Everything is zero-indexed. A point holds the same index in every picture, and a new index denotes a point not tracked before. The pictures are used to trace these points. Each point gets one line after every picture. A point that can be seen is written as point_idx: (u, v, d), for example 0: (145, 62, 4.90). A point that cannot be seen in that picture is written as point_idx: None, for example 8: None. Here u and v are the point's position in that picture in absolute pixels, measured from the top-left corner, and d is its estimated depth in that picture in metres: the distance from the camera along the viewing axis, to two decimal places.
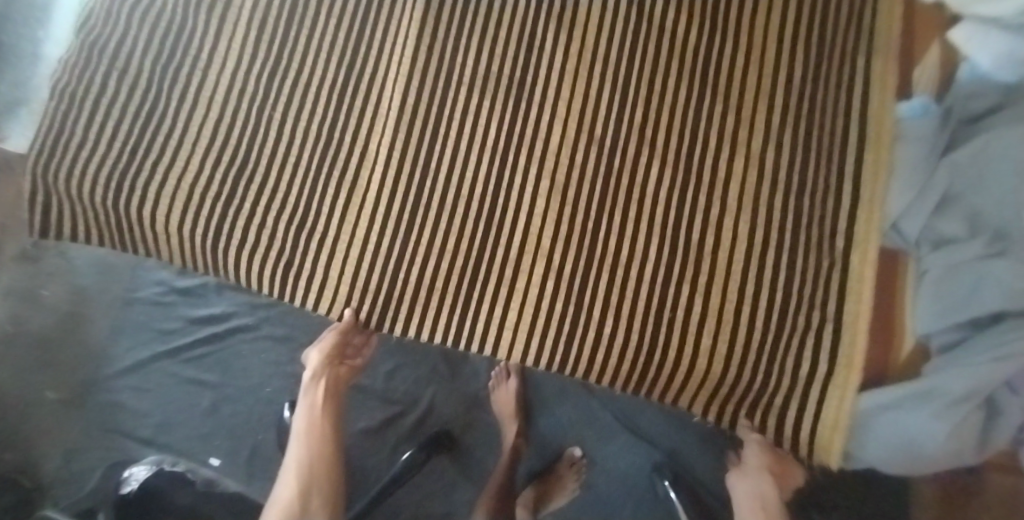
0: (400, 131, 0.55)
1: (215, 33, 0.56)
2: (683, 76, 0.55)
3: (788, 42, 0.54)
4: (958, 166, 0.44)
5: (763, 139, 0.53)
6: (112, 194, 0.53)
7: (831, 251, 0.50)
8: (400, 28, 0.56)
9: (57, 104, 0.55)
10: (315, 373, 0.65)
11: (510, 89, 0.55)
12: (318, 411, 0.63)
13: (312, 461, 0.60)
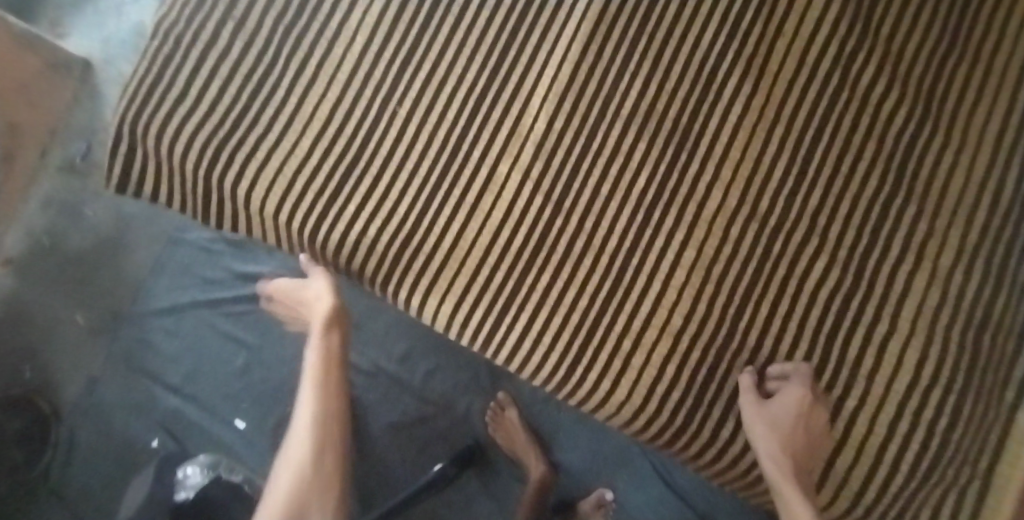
0: (534, 159, 0.48)
1: (347, 5, 0.49)
2: (882, 160, 0.45)
3: (1010, 149, 0.45)
4: None
5: (955, 257, 0.45)
6: (208, 167, 0.48)
7: (999, 401, 0.44)
8: (560, 37, 0.48)
9: (163, 52, 0.49)
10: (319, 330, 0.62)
11: (672, 137, 0.47)
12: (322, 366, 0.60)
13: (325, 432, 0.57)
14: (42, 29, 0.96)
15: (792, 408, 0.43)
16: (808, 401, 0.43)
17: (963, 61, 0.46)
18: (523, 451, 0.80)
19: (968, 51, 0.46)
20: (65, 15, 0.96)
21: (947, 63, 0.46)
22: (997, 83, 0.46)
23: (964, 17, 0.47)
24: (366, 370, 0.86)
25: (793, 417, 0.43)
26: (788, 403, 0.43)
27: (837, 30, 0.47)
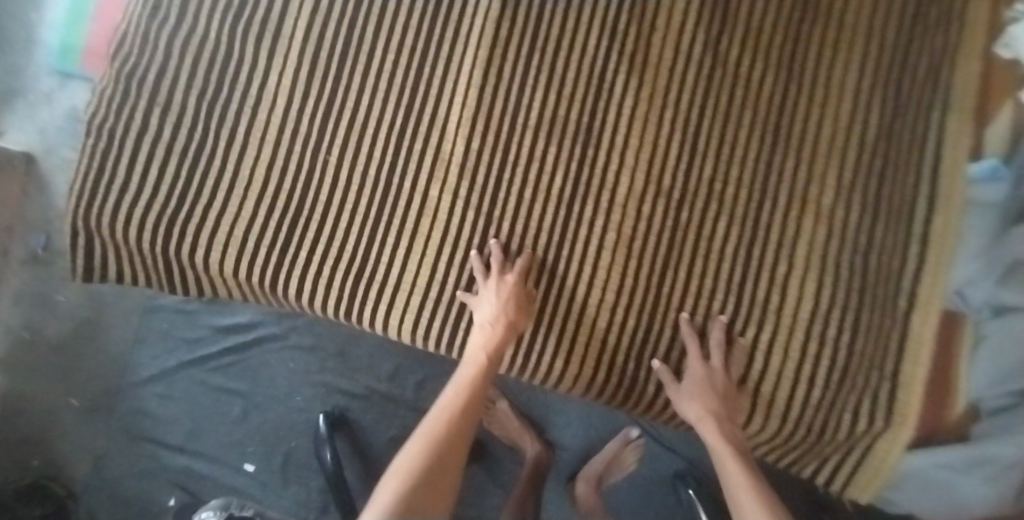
0: (458, 178, 0.53)
1: (263, 71, 0.53)
2: (757, 124, 0.52)
3: (863, 94, 0.52)
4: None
5: (833, 195, 0.51)
6: (164, 242, 0.52)
7: (894, 311, 0.50)
8: (462, 65, 0.53)
9: (100, 145, 0.52)
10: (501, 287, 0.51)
11: (578, 136, 0.53)
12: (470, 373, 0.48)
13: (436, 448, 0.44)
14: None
15: (698, 361, 0.49)
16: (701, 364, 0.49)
17: (815, 22, 0.52)
18: (518, 434, 0.86)
19: (819, 13, 0.52)
20: None
21: (803, 27, 0.52)
22: (846, 38, 0.52)
23: None
24: (359, 394, 0.89)
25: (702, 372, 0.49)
26: (694, 359, 0.50)
27: (703, 15, 0.52)
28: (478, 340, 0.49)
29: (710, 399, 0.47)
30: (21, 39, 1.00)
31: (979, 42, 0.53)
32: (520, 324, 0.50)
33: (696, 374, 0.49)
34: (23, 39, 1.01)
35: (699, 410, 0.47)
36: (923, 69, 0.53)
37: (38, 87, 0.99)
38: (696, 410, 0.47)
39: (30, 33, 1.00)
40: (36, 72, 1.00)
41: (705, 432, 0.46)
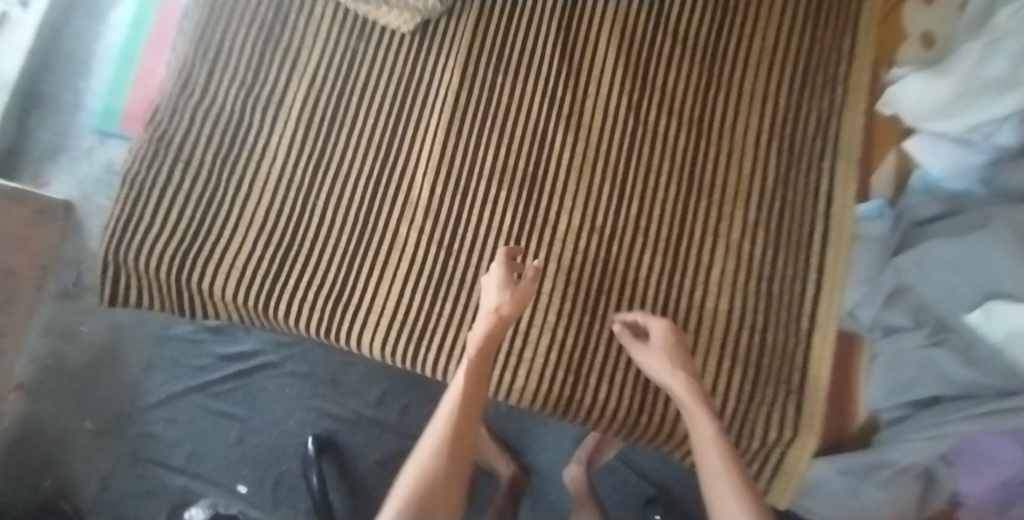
0: (424, 217, 0.63)
1: (267, 131, 0.65)
2: (672, 173, 0.62)
3: (762, 147, 0.62)
4: (908, 271, 0.52)
5: (741, 232, 0.60)
6: (174, 270, 0.61)
7: (797, 332, 0.58)
8: (429, 127, 0.65)
9: (127, 191, 0.63)
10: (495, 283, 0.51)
11: (524, 183, 0.63)
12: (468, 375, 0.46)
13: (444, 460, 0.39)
14: (24, 180, 1.14)
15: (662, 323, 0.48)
16: (668, 327, 0.47)
17: (719, 90, 0.63)
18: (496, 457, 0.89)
19: (722, 82, 0.64)
20: (43, 166, 1.15)
21: (708, 94, 0.63)
22: (745, 100, 0.63)
23: (714, 59, 0.64)
24: (347, 418, 0.96)
25: (668, 338, 0.47)
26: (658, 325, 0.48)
27: (625, 85, 0.64)
28: (473, 336, 0.49)
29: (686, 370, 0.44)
30: (71, 104, 1.17)
31: (862, 101, 0.63)
32: (510, 312, 0.49)
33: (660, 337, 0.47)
34: (72, 103, 1.17)
35: (679, 381, 0.43)
36: (814, 123, 0.62)
37: (81, 145, 1.15)
38: (668, 374, 0.44)
39: (78, 99, 1.17)
40: (81, 131, 1.16)
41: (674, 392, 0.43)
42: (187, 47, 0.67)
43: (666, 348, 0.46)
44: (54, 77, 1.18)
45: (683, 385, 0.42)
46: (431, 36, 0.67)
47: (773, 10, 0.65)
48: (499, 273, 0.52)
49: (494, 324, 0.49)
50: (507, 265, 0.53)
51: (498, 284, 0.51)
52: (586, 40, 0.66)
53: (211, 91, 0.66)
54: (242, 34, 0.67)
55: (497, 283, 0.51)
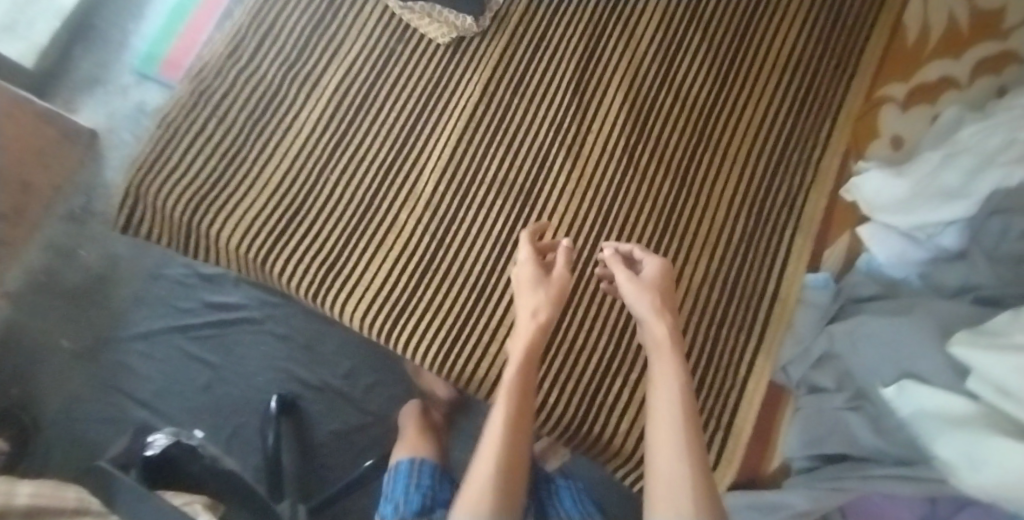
0: (423, 209, 0.69)
1: (298, 104, 0.71)
2: (652, 214, 0.69)
3: (735, 208, 0.69)
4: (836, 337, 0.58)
5: (703, 278, 0.67)
6: (189, 210, 0.66)
7: (734, 375, 0.65)
8: (445, 129, 0.72)
9: (163, 131, 0.69)
10: (537, 280, 0.54)
11: (518, 196, 0.70)
12: (515, 381, 0.47)
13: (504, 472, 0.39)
14: (55, 104, 1.19)
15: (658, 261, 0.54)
16: (664, 266, 0.54)
17: (707, 150, 0.71)
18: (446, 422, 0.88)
19: (712, 144, 0.71)
20: (78, 94, 1.20)
21: (697, 152, 0.71)
22: (727, 164, 0.71)
23: (708, 122, 0.72)
24: (313, 384, 1.01)
25: (658, 277, 0.53)
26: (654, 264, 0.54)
27: (624, 127, 0.72)
28: (517, 340, 0.51)
29: (666, 310, 0.50)
30: (117, 41, 1.23)
31: (827, 185, 0.70)
32: (552, 318, 0.52)
33: (657, 271, 0.53)
34: (118, 41, 1.23)
35: (661, 322, 0.48)
36: (780, 196, 0.70)
37: (118, 81, 1.20)
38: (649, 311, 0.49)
39: (127, 40, 1.23)
40: (120, 68, 1.22)
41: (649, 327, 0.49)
42: (244, 17, 0.74)
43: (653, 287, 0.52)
44: (107, 14, 1.24)
45: (663, 329, 0.48)
46: (464, 52, 0.74)
47: (768, 91, 0.73)
48: (538, 270, 0.55)
49: (539, 326, 0.50)
50: (536, 260, 0.56)
51: (539, 280, 0.54)
52: (598, 83, 0.73)
53: (258, 60, 0.72)
54: (295, 16, 0.74)
55: (539, 284, 0.54)
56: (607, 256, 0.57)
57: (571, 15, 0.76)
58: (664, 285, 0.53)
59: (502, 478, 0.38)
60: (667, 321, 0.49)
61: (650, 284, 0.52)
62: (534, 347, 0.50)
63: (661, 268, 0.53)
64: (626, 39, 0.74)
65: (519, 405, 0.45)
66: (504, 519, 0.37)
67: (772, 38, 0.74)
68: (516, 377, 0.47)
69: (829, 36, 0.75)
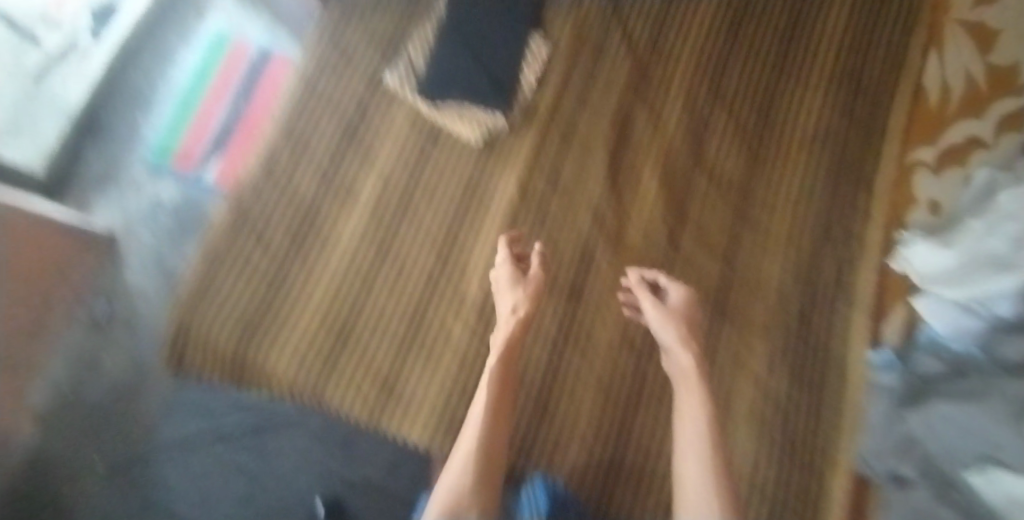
0: (472, 318, 0.68)
1: (338, 220, 0.70)
2: (704, 303, 0.69)
3: (779, 290, 0.70)
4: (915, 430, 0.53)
5: (763, 366, 0.68)
6: (244, 344, 0.65)
7: (812, 464, 0.64)
8: (485, 233, 0.71)
9: (206, 262, 0.68)
10: (518, 279, 0.63)
11: (569, 296, 0.68)
12: (492, 377, 0.57)
13: (476, 462, 0.51)
14: (67, 205, 1.13)
15: (680, 292, 0.63)
16: (689, 297, 0.63)
17: (753, 235, 0.72)
18: None
19: (757, 229, 0.72)
20: (90, 194, 1.14)
21: (737, 234, 0.72)
22: (765, 243, 0.71)
23: (745, 204, 0.72)
24: (358, 483, 0.98)
25: (681, 306, 0.62)
26: (676, 293, 0.63)
27: (661, 216, 0.72)
28: (499, 336, 0.60)
29: (691, 339, 0.60)
30: (125, 135, 1.17)
31: (872, 255, 0.71)
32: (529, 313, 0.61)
33: (681, 302, 0.62)
34: (127, 134, 1.17)
35: (687, 352, 0.58)
36: (829, 270, 0.71)
37: (131, 177, 1.15)
38: (675, 341, 0.59)
39: (136, 132, 1.17)
40: (131, 163, 1.16)
41: (676, 354, 0.59)
42: (270, 130, 0.72)
43: (674, 315, 0.61)
44: (113, 107, 1.19)
45: (689, 357, 0.58)
46: (496, 150, 0.74)
47: (803, 165, 0.73)
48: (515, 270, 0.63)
49: (517, 322, 0.60)
50: (513, 263, 0.64)
51: (519, 282, 0.63)
52: (634, 171, 0.73)
53: (292, 175, 0.71)
54: (324, 125, 0.72)
55: (517, 283, 0.62)
56: (632, 281, 0.66)
57: (600, 102, 0.75)
58: (685, 315, 0.62)
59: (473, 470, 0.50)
60: (692, 350, 0.58)
61: (673, 314, 0.62)
62: (512, 339, 0.59)
63: (684, 300, 0.63)
64: (655, 123, 0.74)
65: (492, 428, 0.54)
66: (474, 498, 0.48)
67: (803, 110, 0.74)
68: (494, 373, 0.57)
69: (852, 103, 0.75)
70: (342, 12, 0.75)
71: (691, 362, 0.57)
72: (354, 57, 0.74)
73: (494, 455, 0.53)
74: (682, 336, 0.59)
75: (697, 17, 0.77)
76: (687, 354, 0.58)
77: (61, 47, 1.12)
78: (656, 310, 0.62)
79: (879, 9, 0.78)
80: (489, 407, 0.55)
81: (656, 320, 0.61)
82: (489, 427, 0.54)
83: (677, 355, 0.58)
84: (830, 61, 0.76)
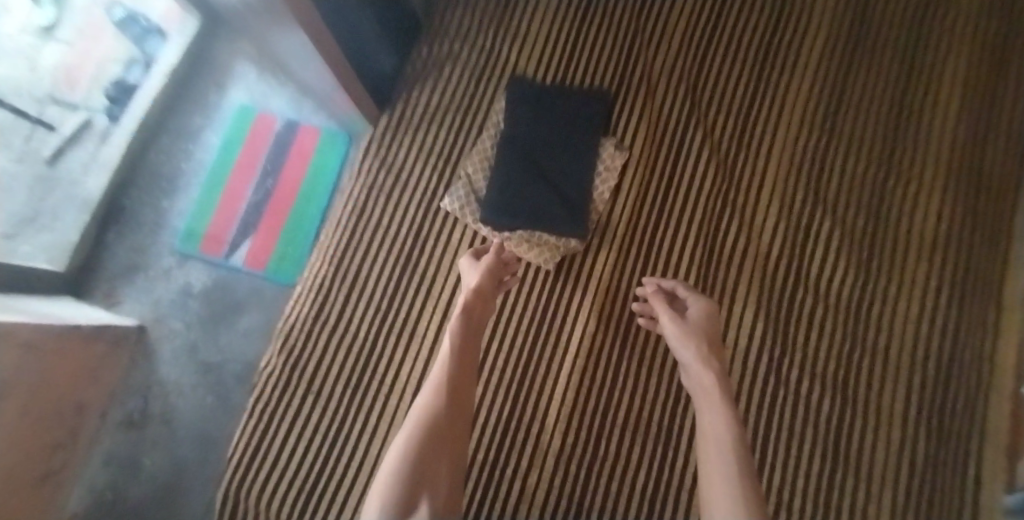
0: (557, 467, 0.61)
1: (400, 357, 0.63)
2: (812, 437, 0.62)
3: (895, 416, 0.62)
4: None
5: (887, 511, 0.59)
6: (300, 508, 0.57)
7: None
8: (561, 366, 0.64)
9: (262, 408, 0.61)
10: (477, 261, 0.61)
11: (658, 435, 0.62)
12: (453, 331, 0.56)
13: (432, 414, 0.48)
14: (94, 299, 1.07)
15: (693, 299, 0.58)
16: (710, 306, 0.57)
17: (861, 354, 0.64)
18: None
19: (863, 346, 0.64)
20: (117, 284, 1.08)
21: (850, 360, 0.64)
22: (889, 369, 0.64)
23: (857, 324, 0.65)
24: None
25: (702, 319, 0.56)
26: (691, 305, 0.57)
27: (764, 342, 0.65)
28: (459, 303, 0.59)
29: (715, 358, 0.52)
30: (151, 217, 1.11)
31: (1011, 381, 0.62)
32: (487, 288, 0.59)
33: (699, 313, 0.56)
34: (151, 216, 1.11)
35: (709, 373, 0.50)
36: (962, 402, 0.63)
37: (160, 263, 1.09)
38: (694, 360, 0.52)
39: (161, 215, 1.11)
40: (157, 247, 1.10)
41: (694, 374, 0.52)
42: (324, 265, 0.66)
43: (690, 327, 0.55)
44: (136, 189, 1.13)
45: (711, 378, 0.49)
46: (566, 276, 0.67)
47: (909, 273, 0.66)
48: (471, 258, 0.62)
49: (477, 292, 0.58)
50: (472, 259, 0.62)
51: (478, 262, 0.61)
52: (722, 293, 0.66)
53: (349, 310, 0.64)
54: (379, 256, 0.66)
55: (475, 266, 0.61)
56: (649, 290, 0.61)
57: (683, 212, 0.67)
58: (704, 329, 0.55)
59: (433, 425, 0.47)
60: (715, 368, 0.51)
61: (693, 323, 0.56)
62: (476, 304, 0.58)
63: (701, 310, 0.57)
64: (747, 233, 0.67)
65: (456, 379, 0.52)
66: (430, 455, 0.45)
67: (910, 215, 0.67)
68: (456, 331, 0.56)
69: (974, 202, 0.68)
70: (395, 129, 0.70)
71: (713, 377, 0.49)
72: (410, 177, 0.68)
73: (454, 411, 0.50)
74: (694, 346, 0.53)
75: (780, 113, 0.71)
76: (706, 370, 0.50)
77: (73, 130, 1.10)
78: (670, 321, 0.56)
79: (993, 97, 0.71)
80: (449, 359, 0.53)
81: (672, 336, 0.55)
82: (450, 382, 0.52)
83: (697, 371, 0.51)
84: (942, 157, 0.69)
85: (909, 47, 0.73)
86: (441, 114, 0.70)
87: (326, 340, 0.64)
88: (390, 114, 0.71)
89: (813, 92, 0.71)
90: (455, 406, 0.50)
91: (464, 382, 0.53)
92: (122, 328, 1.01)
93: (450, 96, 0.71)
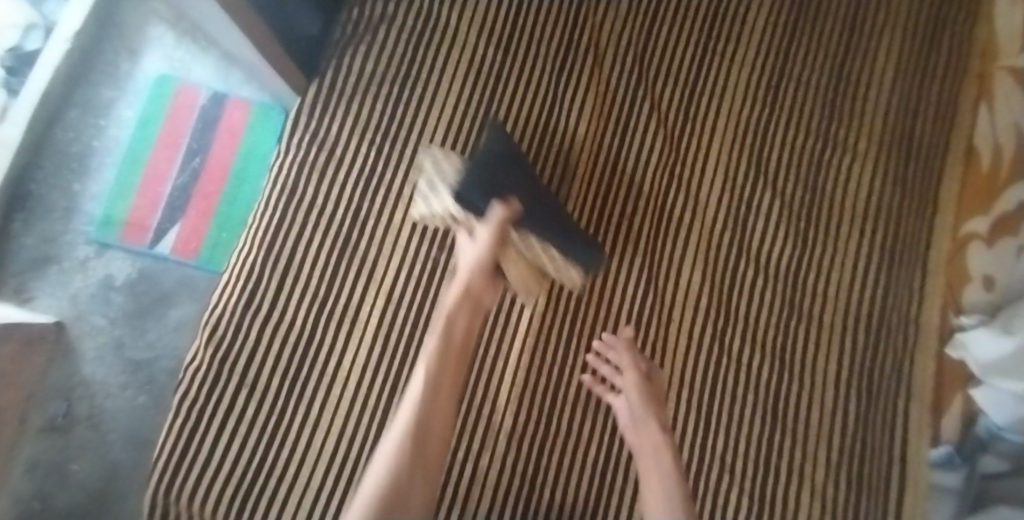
0: (509, 449, 0.59)
1: (341, 344, 0.60)
2: (756, 402, 0.63)
3: (831, 377, 0.64)
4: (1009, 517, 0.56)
5: (823, 471, 0.62)
6: (238, 507, 0.54)
7: None
8: (510, 348, 0.62)
9: (191, 405, 0.57)
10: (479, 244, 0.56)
11: (607, 409, 0.62)
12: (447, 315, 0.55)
13: (424, 402, 0.50)
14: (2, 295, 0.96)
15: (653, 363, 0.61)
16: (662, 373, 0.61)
17: (801, 320, 0.65)
18: None
19: (805, 312, 0.66)
20: (29, 278, 0.98)
21: (791, 326, 0.65)
22: (826, 336, 0.65)
23: (796, 292, 0.66)
24: None
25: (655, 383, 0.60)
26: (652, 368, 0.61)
27: (709, 314, 0.65)
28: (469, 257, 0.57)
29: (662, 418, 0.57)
30: (61, 203, 1.01)
31: (933, 344, 0.66)
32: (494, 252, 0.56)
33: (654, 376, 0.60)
34: (61, 202, 1.00)
35: (661, 433, 0.55)
36: (889, 364, 0.65)
37: (74, 253, 0.99)
38: (650, 419, 0.56)
39: (74, 200, 1.01)
40: (71, 235, 1.00)
41: (648, 428, 0.55)
42: (252, 249, 0.61)
43: (650, 386, 0.59)
44: (42, 172, 1.01)
45: (663, 438, 0.55)
46: None
47: (851, 238, 0.67)
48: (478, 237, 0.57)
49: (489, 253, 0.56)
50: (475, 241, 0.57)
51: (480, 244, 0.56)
52: (670, 266, 0.66)
53: (283, 296, 0.60)
54: (314, 240, 0.62)
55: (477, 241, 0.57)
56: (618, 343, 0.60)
57: (629, 188, 0.67)
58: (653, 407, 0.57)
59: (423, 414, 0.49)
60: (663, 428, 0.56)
61: (652, 384, 0.59)
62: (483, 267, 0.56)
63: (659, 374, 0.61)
64: (693, 207, 0.67)
65: (450, 363, 0.53)
66: (419, 443, 0.47)
67: (848, 183, 0.69)
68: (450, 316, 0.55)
69: (906, 169, 0.69)
70: (327, 99, 0.65)
71: (663, 440, 0.55)
72: (344, 153, 0.64)
73: (445, 398, 0.51)
74: (654, 409, 0.57)
75: (727, 83, 0.70)
76: (661, 434, 0.55)
77: None
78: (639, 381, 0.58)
79: (926, 69, 0.72)
80: (443, 343, 0.54)
81: (635, 393, 0.57)
82: (442, 370, 0.52)
83: (649, 429, 0.55)
84: (878, 126, 0.70)
85: (849, 16, 0.74)
86: (375, 83, 0.66)
87: (259, 329, 0.59)
88: (319, 81, 0.66)
89: (761, 61, 0.71)
90: (444, 394, 0.51)
91: (458, 365, 0.54)
92: (38, 327, 0.90)
93: (385, 63, 0.67)
